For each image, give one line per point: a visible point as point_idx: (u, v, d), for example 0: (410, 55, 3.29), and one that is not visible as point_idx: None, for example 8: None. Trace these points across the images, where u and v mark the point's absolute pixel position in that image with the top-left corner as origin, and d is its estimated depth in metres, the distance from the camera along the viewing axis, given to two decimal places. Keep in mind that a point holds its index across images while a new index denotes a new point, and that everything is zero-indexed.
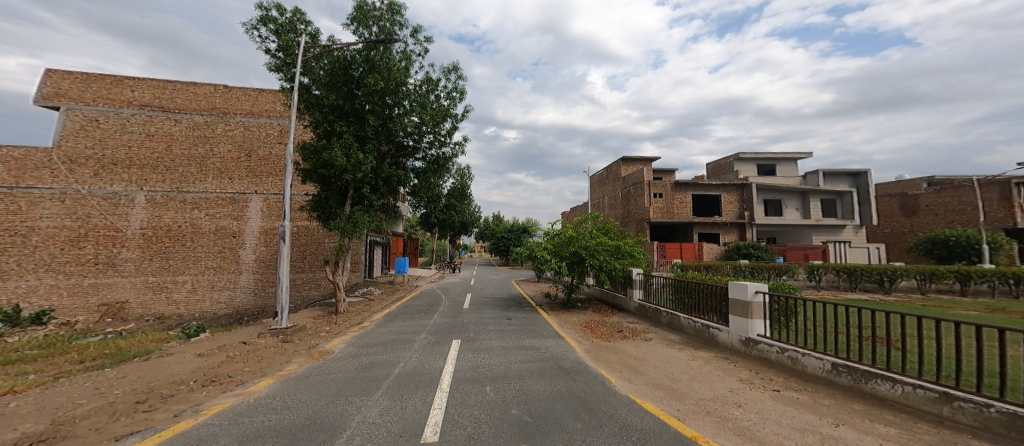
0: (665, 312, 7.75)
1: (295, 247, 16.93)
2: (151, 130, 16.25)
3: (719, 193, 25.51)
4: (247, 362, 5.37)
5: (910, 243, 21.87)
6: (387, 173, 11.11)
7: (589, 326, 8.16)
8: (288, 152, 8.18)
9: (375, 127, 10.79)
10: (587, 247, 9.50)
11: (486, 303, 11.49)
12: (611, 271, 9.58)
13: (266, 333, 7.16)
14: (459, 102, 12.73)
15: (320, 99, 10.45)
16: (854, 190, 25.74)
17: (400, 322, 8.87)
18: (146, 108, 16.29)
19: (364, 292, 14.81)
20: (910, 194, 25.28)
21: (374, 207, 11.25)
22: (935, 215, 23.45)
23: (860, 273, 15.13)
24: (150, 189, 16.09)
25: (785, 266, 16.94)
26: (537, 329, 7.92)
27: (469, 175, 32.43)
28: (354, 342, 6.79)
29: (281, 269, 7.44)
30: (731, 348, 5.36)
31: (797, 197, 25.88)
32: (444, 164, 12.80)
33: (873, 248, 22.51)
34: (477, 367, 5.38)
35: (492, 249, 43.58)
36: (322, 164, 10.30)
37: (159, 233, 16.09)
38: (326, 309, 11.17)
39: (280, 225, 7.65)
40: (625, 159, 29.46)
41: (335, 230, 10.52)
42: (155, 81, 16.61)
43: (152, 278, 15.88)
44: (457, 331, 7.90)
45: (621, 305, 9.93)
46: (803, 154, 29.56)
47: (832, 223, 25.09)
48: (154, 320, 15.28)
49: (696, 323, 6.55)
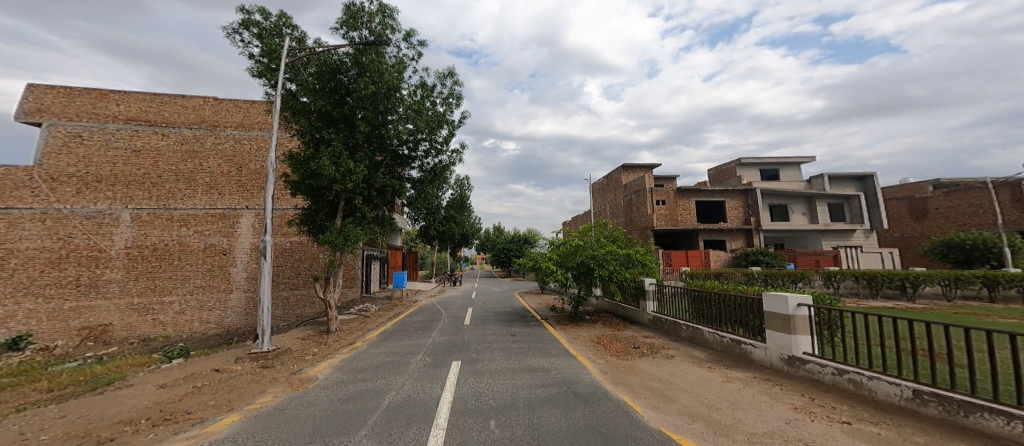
0: (685, 326, 7.04)
1: (289, 263, 16.28)
2: (138, 145, 15.79)
3: (723, 199, 24.99)
4: (216, 394, 4.70)
5: (923, 247, 21.22)
6: (381, 182, 10.56)
7: (602, 342, 7.46)
8: (271, 160, 7.57)
9: (367, 134, 10.30)
10: (595, 256, 8.83)
11: (488, 318, 10.76)
12: (622, 282, 8.91)
13: (245, 359, 6.45)
14: (456, 109, 12.30)
15: (308, 106, 9.98)
16: (861, 194, 25.20)
17: (395, 342, 8.14)
18: (133, 122, 15.86)
19: (361, 308, 14.05)
20: (918, 196, 24.71)
21: (367, 219, 10.64)
22: (946, 218, 22.85)
23: (881, 279, 14.49)
24: (136, 206, 15.55)
25: (800, 273, 16.23)
26: (544, 347, 7.21)
27: (469, 186, 31.89)
28: (343, 366, 6.11)
29: (263, 288, 6.80)
30: (771, 367, 4.69)
31: (803, 202, 25.31)
32: (441, 173, 12.29)
33: (885, 252, 21.88)
34: (481, 394, 4.71)
35: (494, 261, 42.78)
36: (311, 175, 9.72)
37: (145, 252, 15.45)
38: (318, 328, 10.44)
39: (262, 240, 7.01)
40: (626, 166, 29.06)
41: (325, 245, 9.81)
42: (143, 95, 16.24)
43: (137, 299, 15.15)
44: (457, 350, 7.19)
45: (633, 318, 9.22)
46: (807, 158, 29.14)
47: (841, 228, 24.46)
48: (138, 343, 14.50)
49: (724, 338, 5.83)
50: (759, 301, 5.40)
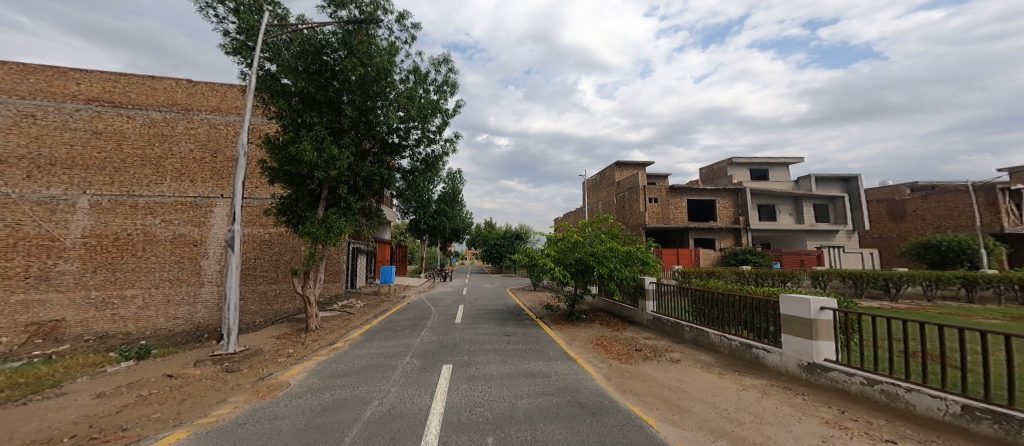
0: (688, 327, 6.73)
1: (267, 256, 15.40)
2: (99, 127, 14.55)
3: (713, 198, 25.16)
4: (162, 404, 4.14)
5: (902, 248, 21.77)
6: (367, 172, 9.91)
7: (601, 343, 7.11)
8: (243, 143, 6.85)
9: (353, 119, 9.60)
10: (594, 254, 8.53)
11: (480, 316, 10.31)
12: (622, 280, 8.58)
13: (207, 361, 5.81)
14: (451, 98, 11.71)
15: (288, 87, 9.19)
16: (845, 195, 25.70)
17: (380, 342, 7.56)
18: (94, 103, 14.59)
19: (344, 304, 13.32)
20: (898, 199, 25.37)
21: (351, 211, 9.97)
22: (924, 220, 23.51)
23: (865, 279, 14.64)
24: (96, 192, 14.37)
25: (790, 273, 16.30)
26: (541, 349, 6.82)
27: (460, 180, 31.21)
28: (318, 370, 5.56)
29: (230, 283, 6.20)
30: (788, 374, 4.39)
31: (789, 202, 25.68)
32: (432, 164, 11.67)
33: (867, 253, 22.38)
34: (475, 405, 4.25)
35: (485, 256, 42.24)
36: (290, 161, 8.95)
37: (105, 242, 14.31)
38: (296, 325, 9.76)
39: (229, 231, 6.34)
40: (619, 164, 29.01)
41: (304, 237, 9.07)
42: (107, 74, 14.96)
43: (94, 292, 14.04)
44: (448, 352, 6.69)
45: (632, 318, 8.91)
46: (794, 159, 29.58)
47: (825, 228, 24.91)
48: (95, 340, 13.43)
49: (733, 342, 5.51)
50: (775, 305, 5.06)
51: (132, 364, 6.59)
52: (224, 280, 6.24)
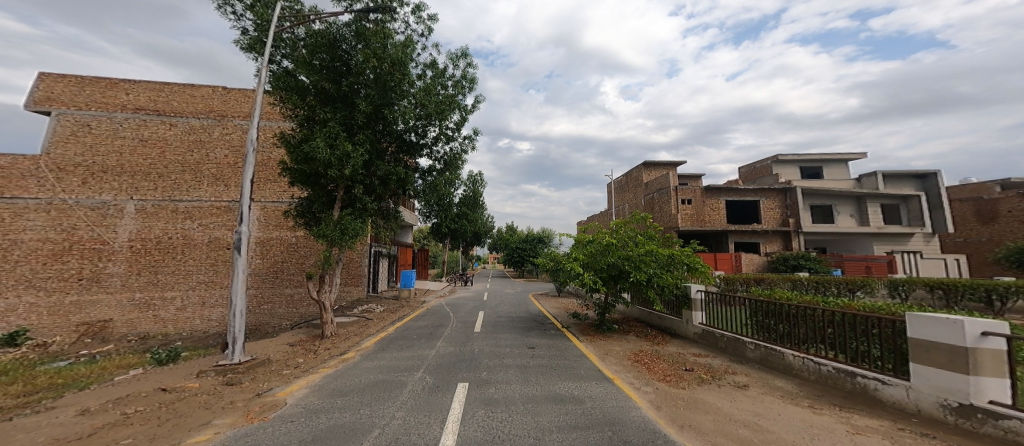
0: (751, 344, 5.51)
1: (293, 259, 15.44)
2: (144, 135, 15.19)
3: (758, 198, 23.06)
4: (142, 426, 3.61)
5: (996, 253, 18.74)
6: (385, 170, 9.46)
7: (642, 360, 6.05)
8: (252, 138, 6.46)
9: (368, 115, 9.14)
10: (630, 258, 7.51)
11: (503, 324, 9.50)
12: (663, 289, 7.43)
13: (209, 372, 5.38)
14: (470, 93, 11.14)
15: (304, 84, 8.88)
16: (921, 193, 22.72)
17: (393, 353, 6.90)
18: (141, 112, 15.29)
19: (365, 309, 12.99)
20: (985, 197, 22.07)
21: (368, 212, 9.50)
22: (1021, 221, 20.03)
23: (960, 289, 12.42)
24: (141, 197, 14.95)
25: (861, 281, 13.98)
26: (571, 366, 5.87)
27: (483, 183, 30.83)
28: (319, 389, 4.91)
29: (236, 288, 5.79)
30: (923, 417, 3.21)
31: (851, 202, 23.05)
32: (451, 163, 11.11)
33: (950, 258, 19.58)
34: (493, 442, 3.35)
35: (509, 260, 41.40)
36: (304, 159, 8.59)
37: (148, 245, 14.83)
38: (313, 331, 9.33)
39: (237, 232, 5.93)
40: (648, 164, 27.55)
41: (320, 239, 8.65)
42: (152, 84, 15.66)
43: (138, 294, 14.55)
44: (464, 368, 5.87)
45: (674, 330, 7.73)
46: (853, 155, 26.72)
47: (895, 231, 22.05)
48: (136, 340, 13.85)
49: (823, 367, 4.24)
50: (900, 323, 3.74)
51: (139, 372, 6.28)
52: (230, 284, 5.84)
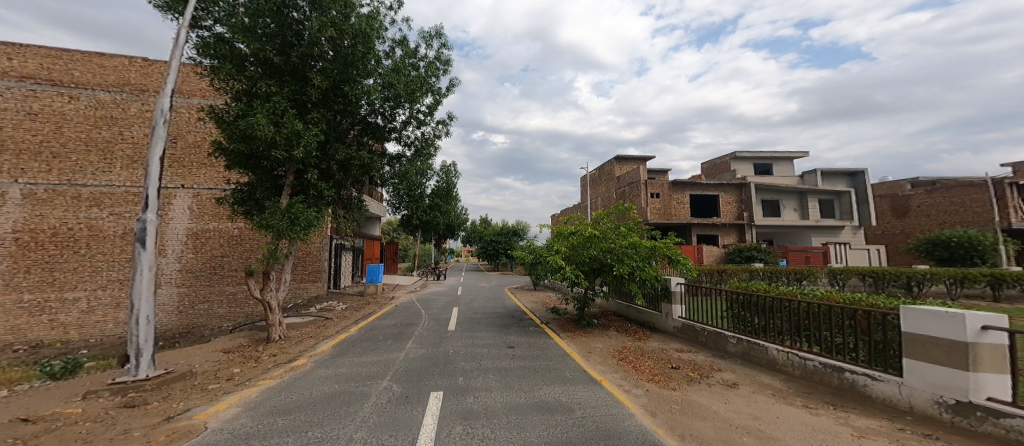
0: (733, 338, 5.45)
1: (236, 254, 13.78)
2: (34, 108, 12.62)
3: (717, 193, 24.27)
4: None
5: (910, 244, 21.07)
6: (345, 155, 8.45)
7: (626, 360, 5.84)
8: (161, 108, 5.23)
9: (323, 91, 8.00)
10: (612, 250, 7.33)
11: (478, 321, 8.99)
12: (644, 282, 7.31)
13: (100, 392, 4.35)
14: (444, 76, 10.32)
15: (242, 51, 7.51)
16: (852, 190, 25.03)
17: (353, 358, 6.12)
18: (29, 81, 12.66)
19: (324, 307, 11.88)
20: (901, 195, 24.78)
21: (324, 200, 8.43)
22: (929, 216, 22.75)
23: (888, 277, 13.66)
24: (30, 181, 12.49)
25: (808, 271, 15.08)
26: (556, 368, 5.52)
27: (455, 173, 29.79)
28: (254, 407, 4.09)
29: (138, 290, 4.77)
30: (914, 413, 3.16)
31: (794, 198, 24.96)
32: (423, 148, 10.32)
33: (873, 249, 21.81)
34: None
35: (481, 253, 40.75)
36: (242, 138, 7.31)
37: (40, 237, 12.46)
38: (258, 335, 8.25)
39: (139, 220, 4.83)
40: (619, 158, 28.06)
41: (264, 230, 7.50)
42: (45, 49, 12.97)
43: (28, 296, 12.24)
44: (436, 373, 5.28)
45: (653, 324, 7.68)
46: (797, 154, 28.85)
47: (831, 224, 24.17)
48: (25, 350, 11.66)
49: (809, 362, 4.16)
50: (891, 319, 3.65)
51: (5, 396, 5.01)
52: (131, 285, 4.79)
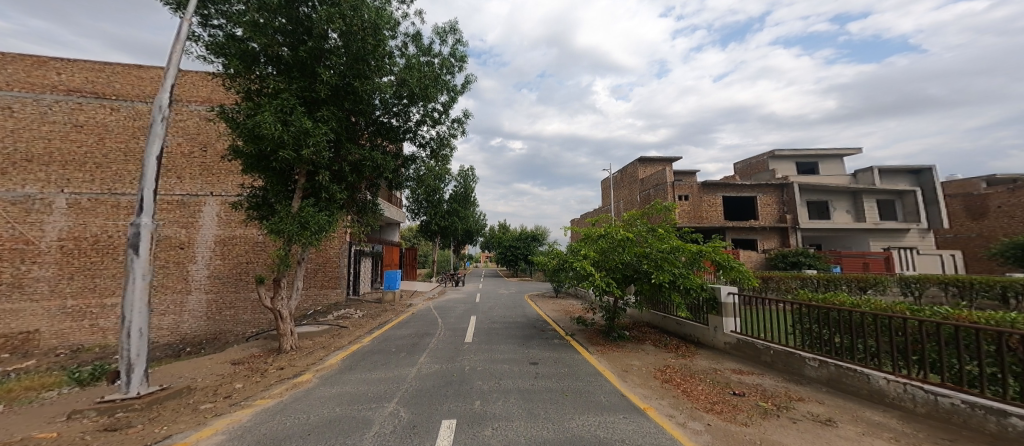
0: (812, 360, 4.43)
1: (260, 260, 13.79)
2: (80, 120, 13.22)
3: (755, 194, 22.51)
4: None
5: (991, 249, 18.56)
6: (358, 155, 8.06)
7: (673, 381, 4.92)
8: (159, 105, 4.89)
9: (333, 86, 7.65)
10: (648, 255, 6.40)
11: (499, 331, 8.26)
12: (688, 291, 6.30)
13: (83, 413, 3.91)
14: (460, 72, 9.82)
15: (251, 49, 7.28)
16: (916, 189, 22.55)
17: (361, 374, 5.52)
18: (75, 94, 13.29)
19: (341, 314, 11.56)
20: (976, 194, 22.13)
21: (336, 203, 8.04)
22: (1011, 217, 20.12)
23: (976, 287, 11.78)
24: (74, 190, 13.00)
25: (873, 278, 13.35)
26: (589, 389, 4.71)
27: (474, 178, 29.48)
28: (240, 437, 3.48)
29: (130, 301, 4.37)
30: None
31: (847, 198, 22.75)
32: (438, 149, 9.76)
33: (945, 254, 19.40)
34: None
35: (501, 259, 40.04)
36: (250, 137, 6.99)
37: (83, 245, 12.90)
38: (270, 344, 7.90)
39: (133, 225, 4.49)
40: (644, 159, 26.75)
41: (273, 234, 7.13)
42: (90, 63, 13.62)
43: (70, 302, 12.62)
44: (451, 395, 4.58)
45: (697, 339, 6.67)
46: (847, 151, 26.51)
47: (892, 227, 21.81)
48: (66, 355, 12.01)
49: (944, 399, 3.14)
50: None
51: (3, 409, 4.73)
52: (123, 295, 4.40)
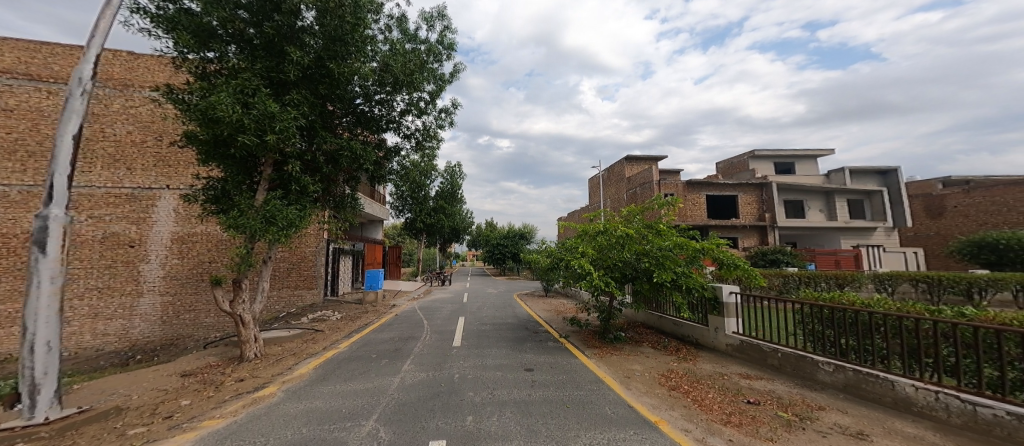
0: (825, 364, 4.18)
1: (222, 259, 12.69)
2: (8, 104, 11.64)
3: (736, 193, 22.94)
4: None
5: (950, 246, 19.56)
6: (332, 144, 7.32)
7: (679, 388, 4.57)
8: (78, 76, 4.06)
9: (304, 67, 6.86)
10: (648, 252, 6.06)
11: (489, 334, 7.75)
12: (689, 290, 5.99)
13: None
14: (448, 61, 9.21)
15: (207, 22, 6.40)
16: (883, 189, 23.58)
17: (334, 386, 4.88)
18: (4, 75, 11.70)
19: (317, 317, 10.73)
20: (935, 194, 23.42)
21: (308, 196, 7.27)
22: (966, 216, 21.35)
23: (942, 283, 12.16)
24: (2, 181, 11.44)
25: (850, 275, 13.71)
26: (592, 401, 4.28)
27: (460, 175, 28.76)
28: None
29: (34, 308, 3.63)
30: None
31: (820, 198, 23.56)
32: (424, 140, 9.10)
33: (909, 252, 20.35)
34: None
35: (487, 257, 39.52)
36: (207, 121, 6.13)
37: (13, 243, 11.42)
38: (232, 352, 7.07)
39: (41, 214, 3.78)
40: (630, 158, 26.82)
41: (233, 229, 6.32)
42: (23, 42, 12.07)
43: None
44: (438, 409, 4.05)
45: (697, 340, 6.40)
46: (821, 152, 27.48)
47: (861, 225, 22.76)
48: None
49: (986, 410, 2.88)
50: None
51: None
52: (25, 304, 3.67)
